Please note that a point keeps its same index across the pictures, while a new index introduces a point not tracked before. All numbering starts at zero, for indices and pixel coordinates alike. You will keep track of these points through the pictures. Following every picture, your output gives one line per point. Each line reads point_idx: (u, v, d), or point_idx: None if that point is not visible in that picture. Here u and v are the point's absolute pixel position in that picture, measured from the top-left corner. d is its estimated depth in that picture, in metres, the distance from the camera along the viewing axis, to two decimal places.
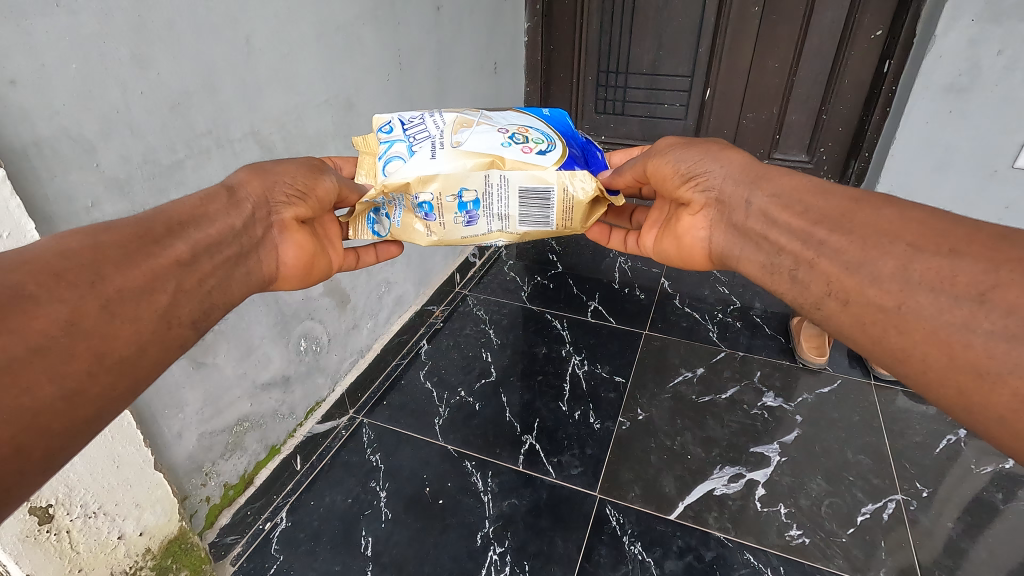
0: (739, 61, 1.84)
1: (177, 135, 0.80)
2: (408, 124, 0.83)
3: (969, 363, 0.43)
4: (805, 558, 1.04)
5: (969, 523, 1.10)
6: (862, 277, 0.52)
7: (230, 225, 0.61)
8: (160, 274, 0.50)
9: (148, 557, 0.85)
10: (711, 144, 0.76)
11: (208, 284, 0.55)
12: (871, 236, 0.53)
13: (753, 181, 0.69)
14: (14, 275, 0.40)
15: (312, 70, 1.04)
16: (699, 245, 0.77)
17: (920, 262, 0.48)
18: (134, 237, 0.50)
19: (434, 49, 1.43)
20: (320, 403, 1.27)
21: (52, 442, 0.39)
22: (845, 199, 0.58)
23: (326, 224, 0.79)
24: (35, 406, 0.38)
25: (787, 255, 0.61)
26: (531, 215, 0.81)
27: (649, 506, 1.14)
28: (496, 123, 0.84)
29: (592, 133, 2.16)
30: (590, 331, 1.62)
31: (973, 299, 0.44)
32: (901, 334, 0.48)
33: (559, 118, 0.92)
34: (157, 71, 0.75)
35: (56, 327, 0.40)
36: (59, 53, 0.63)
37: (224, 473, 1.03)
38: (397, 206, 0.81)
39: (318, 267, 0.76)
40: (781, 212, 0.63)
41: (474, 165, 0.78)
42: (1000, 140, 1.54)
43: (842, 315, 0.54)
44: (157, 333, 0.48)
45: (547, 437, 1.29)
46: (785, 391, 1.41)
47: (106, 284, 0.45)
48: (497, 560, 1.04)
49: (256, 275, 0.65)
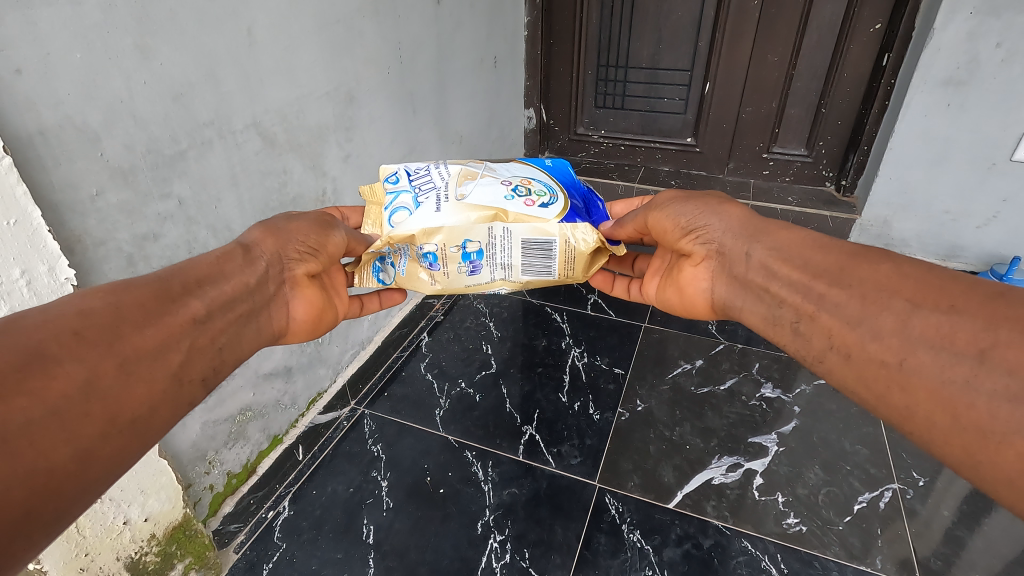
0: (738, 56, 1.85)
1: (180, 126, 0.81)
2: (414, 175, 0.85)
3: (973, 423, 0.43)
4: (802, 545, 1.06)
5: (966, 512, 1.11)
6: (862, 333, 0.53)
7: (243, 282, 0.62)
8: (174, 334, 0.52)
9: (153, 543, 0.86)
10: (710, 198, 0.78)
11: (218, 343, 0.57)
12: (871, 291, 0.54)
13: (752, 235, 0.71)
14: (37, 335, 0.42)
15: (312, 61, 1.04)
16: (701, 296, 0.78)
17: (919, 320, 0.49)
18: (153, 296, 0.52)
19: (433, 42, 1.43)
20: (321, 395, 1.29)
21: (63, 505, 0.40)
22: (844, 252, 0.60)
23: (335, 277, 0.80)
24: (50, 468, 0.39)
25: (788, 307, 0.62)
26: (534, 265, 0.81)
27: (648, 496, 1.15)
28: (500, 175, 0.85)
29: (592, 127, 2.17)
30: (590, 324, 1.63)
31: (973, 357, 0.44)
32: (904, 392, 0.49)
33: (561, 168, 0.94)
34: (160, 61, 0.76)
35: (74, 389, 0.42)
36: (64, 42, 0.64)
37: (228, 461, 1.04)
38: (402, 255, 0.82)
39: (326, 321, 0.77)
40: (780, 265, 0.65)
41: (478, 217, 0.79)
42: (998, 133, 1.55)
43: (845, 369, 0.55)
44: (168, 394, 0.50)
45: (547, 427, 1.30)
46: (783, 382, 1.42)
47: (124, 345, 0.47)
48: (497, 547, 1.05)
49: (266, 331, 0.66)
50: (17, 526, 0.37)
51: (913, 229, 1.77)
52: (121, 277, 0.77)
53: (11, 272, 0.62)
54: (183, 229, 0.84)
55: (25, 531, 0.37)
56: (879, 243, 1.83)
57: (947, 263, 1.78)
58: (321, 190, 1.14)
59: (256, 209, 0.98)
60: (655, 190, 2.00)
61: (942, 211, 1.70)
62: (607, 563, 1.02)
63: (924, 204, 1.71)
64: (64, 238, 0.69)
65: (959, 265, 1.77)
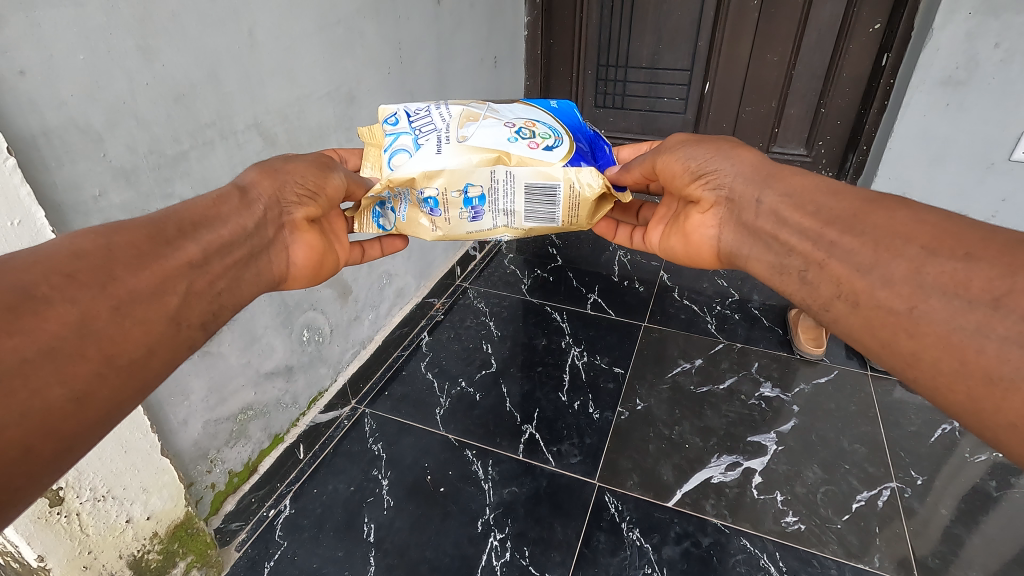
0: (738, 56, 1.85)
1: (182, 126, 0.81)
2: (414, 115, 0.83)
3: (982, 369, 0.43)
4: (800, 543, 1.06)
5: (964, 511, 1.12)
6: (873, 280, 0.52)
7: (241, 226, 0.61)
8: (171, 275, 0.51)
9: (156, 541, 0.87)
10: (721, 141, 0.76)
11: (218, 286, 0.56)
12: (885, 239, 0.52)
13: (764, 180, 0.69)
14: (27, 275, 0.41)
15: (313, 62, 1.05)
16: (708, 244, 0.77)
17: (933, 265, 0.48)
18: (147, 238, 0.51)
19: (434, 43, 1.43)
20: (322, 393, 1.28)
21: (61, 444, 0.40)
22: (858, 199, 0.58)
23: (333, 221, 0.79)
24: (45, 407, 0.39)
25: (798, 255, 0.62)
26: (536, 211, 0.82)
27: (647, 494, 1.15)
28: (503, 117, 0.84)
29: (592, 127, 2.17)
30: (590, 324, 1.63)
31: (987, 304, 0.44)
32: (911, 338, 0.48)
33: (566, 111, 0.93)
34: (162, 63, 0.76)
35: (67, 329, 0.41)
36: (67, 44, 0.64)
37: (229, 460, 1.04)
38: (403, 200, 0.82)
39: (326, 266, 0.76)
40: (792, 211, 0.63)
41: (481, 160, 0.78)
42: (997, 133, 1.55)
43: (852, 317, 0.54)
44: (166, 335, 0.49)
45: (547, 426, 1.31)
46: (783, 382, 1.43)
47: (117, 286, 0.46)
48: (497, 545, 1.06)
49: (266, 275, 0.66)
50: (15, 464, 0.37)
51: None
52: None
53: None
54: None
55: (22, 472, 0.37)
56: None
57: None
58: None
59: None
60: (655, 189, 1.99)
61: None
62: (606, 561, 1.03)
63: (923, 204, 1.72)
64: None
65: None
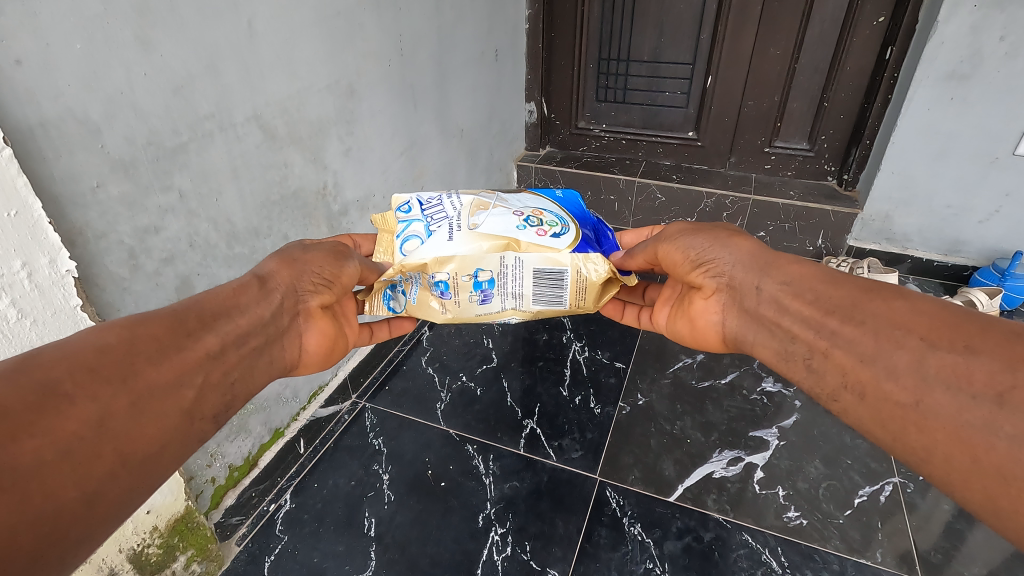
0: (741, 50, 1.84)
1: (181, 118, 0.81)
2: (426, 204, 0.85)
3: (994, 467, 0.43)
4: (802, 538, 1.06)
5: (966, 505, 1.12)
6: (877, 370, 0.52)
7: (258, 316, 0.62)
8: (189, 369, 0.51)
9: (156, 535, 0.86)
10: (720, 229, 0.77)
11: (231, 376, 0.56)
12: (883, 329, 0.53)
13: (763, 269, 0.69)
14: (52, 372, 0.42)
15: (313, 54, 1.04)
16: (712, 329, 0.76)
17: (934, 357, 0.49)
18: (168, 330, 0.51)
19: (434, 36, 1.42)
20: (323, 387, 1.29)
21: (68, 544, 0.40)
22: (857, 289, 0.59)
23: (348, 304, 0.79)
24: (55, 511, 0.39)
25: (801, 343, 0.61)
26: (545, 295, 0.82)
27: (649, 489, 1.15)
28: (512, 205, 0.85)
29: (593, 121, 2.16)
30: (591, 319, 1.63)
31: (991, 400, 0.44)
32: (922, 433, 0.48)
33: (571, 200, 0.95)
34: (161, 54, 0.75)
35: (86, 428, 0.42)
36: (64, 33, 0.64)
37: (229, 455, 1.04)
38: (414, 283, 0.83)
39: (337, 350, 0.76)
40: (791, 300, 0.64)
41: (490, 247, 0.79)
42: (1001, 128, 1.54)
43: (861, 409, 0.54)
44: (179, 431, 0.49)
45: (548, 421, 1.30)
46: (784, 376, 1.42)
47: (137, 381, 0.46)
48: (498, 540, 1.06)
49: (279, 363, 0.65)
50: (24, 567, 0.36)
51: (915, 224, 1.76)
52: (123, 270, 0.77)
53: (12, 264, 0.62)
54: (184, 222, 0.84)
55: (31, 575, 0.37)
56: (880, 239, 1.83)
57: (948, 258, 1.77)
58: (322, 183, 1.13)
59: (257, 202, 0.98)
60: (656, 183, 1.97)
61: (944, 206, 1.70)
62: (607, 556, 1.02)
63: (927, 199, 1.71)
64: (65, 231, 0.69)
65: (960, 261, 1.76)
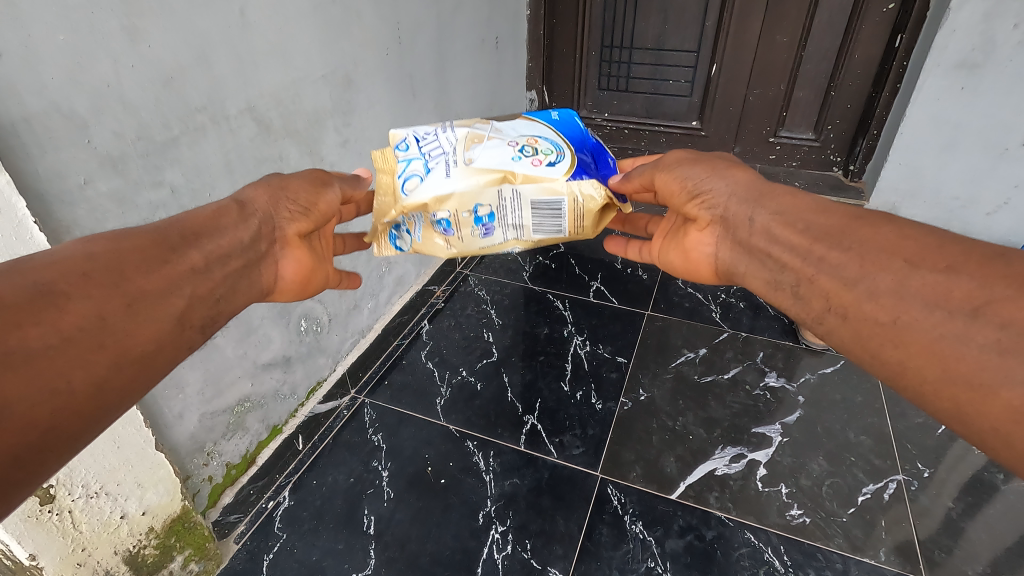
0: (747, 37, 1.80)
1: (171, 111, 0.78)
2: (422, 139, 0.79)
3: (963, 377, 0.43)
4: (805, 537, 1.05)
5: (969, 503, 1.11)
6: (859, 293, 0.52)
7: (241, 240, 0.60)
8: (176, 282, 0.51)
9: (151, 536, 0.85)
10: (716, 160, 0.74)
11: (220, 296, 0.55)
12: (872, 253, 0.52)
13: (756, 200, 0.67)
14: (40, 276, 0.41)
15: (309, 42, 1.01)
16: (705, 263, 0.74)
17: (918, 279, 0.48)
18: (154, 245, 0.51)
19: (433, 24, 1.39)
20: (321, 383, 1.28)
21: (59, 442, 0.40)
22: (846, 216, 0.57)
23: (344, 207, 0.79)
24: (46, 400, 0.38)
25: (788, 273, 0.60)
26: (546, 226, 0.78)
27: (650, 487, 1.14)
28: (507, 135, 0.80)
29: (595, 110, 2.12)
30: (592, 313, 1.61)
31: (966, 314, 0.44)
32: (895, 347, 0.48)
33: (569, 120, 0.88)
34: (149, 44, 0.72)
35: (75, 329, 0.41)
36: (47, 24, 0.61)
37: (227, 453, 1.03)
38: (417, 222, 0.81)
39: (318, 283, 0.74)
40: (782, 230, 0.62)
41: (486, 181, 0.75)
42: (1012, 118, 1.50)
43: (842, 329, 0.54)
44: (166, 342, 0.49)
45: (549, 417, 1.29)
46: (787, 372, 1.41)
47: (120, 288, 0.46)
48: (499, 538, 1.05)
49: (258, 291, 0.63)
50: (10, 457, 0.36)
51: (921, 216, 1.73)
52: None
53: None
54: (176, 218, 0.82)
55: (19, 467, 0.37)
56: None
57: None
58: None
59: None
60: None
61: (951, 198, 1.67)
62: (608, 555, 1.02)
63: (934, 191, 1.68)
64: (52, 229, 0.66)
65: None
